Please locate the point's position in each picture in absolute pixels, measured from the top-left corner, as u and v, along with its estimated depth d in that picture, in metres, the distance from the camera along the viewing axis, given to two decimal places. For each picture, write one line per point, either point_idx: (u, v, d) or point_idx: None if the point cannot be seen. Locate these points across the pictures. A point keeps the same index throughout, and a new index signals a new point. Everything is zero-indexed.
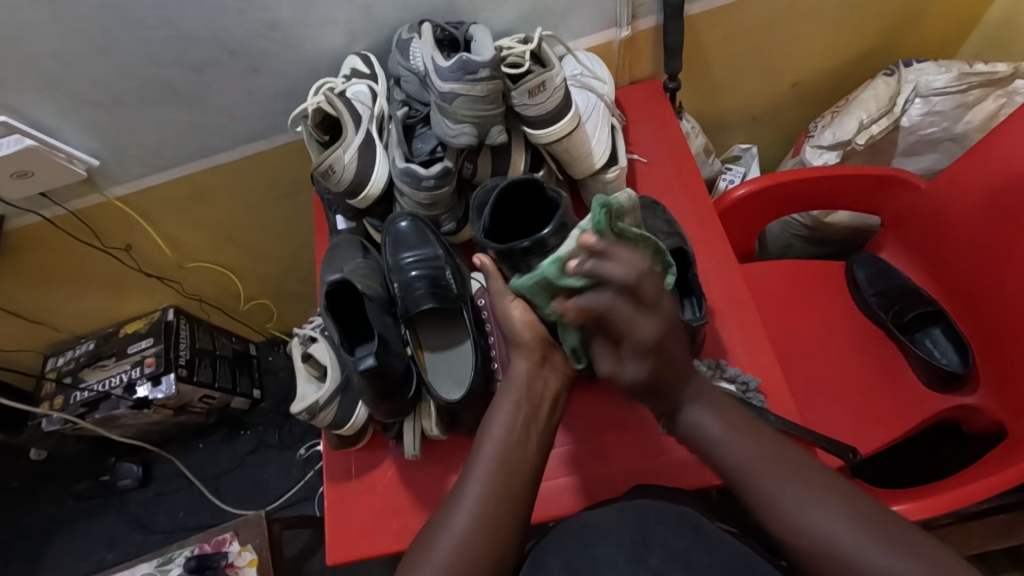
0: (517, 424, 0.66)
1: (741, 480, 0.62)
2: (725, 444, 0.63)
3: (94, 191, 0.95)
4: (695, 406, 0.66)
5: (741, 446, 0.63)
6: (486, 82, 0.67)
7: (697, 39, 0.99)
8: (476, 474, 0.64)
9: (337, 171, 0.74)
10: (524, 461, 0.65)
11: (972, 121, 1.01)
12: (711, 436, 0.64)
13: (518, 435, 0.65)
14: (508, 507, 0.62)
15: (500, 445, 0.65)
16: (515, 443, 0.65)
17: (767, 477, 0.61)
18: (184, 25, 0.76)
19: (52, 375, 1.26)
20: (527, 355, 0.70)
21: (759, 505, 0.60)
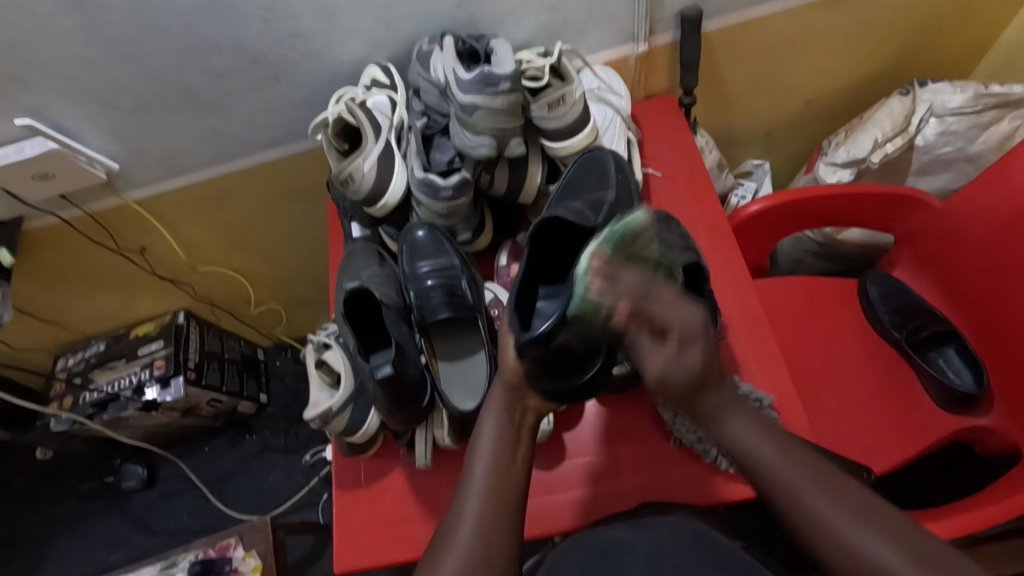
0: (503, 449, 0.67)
1: (777, 493, 0.64)
2: (766, 458, 0.65)
3: (112, 193, 0.96)
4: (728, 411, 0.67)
5: (777, 463, 0.65)
6: (507, 95, 0.68)
7: (713, 56, 1.00)
8: (469, 503, 0.65)
9: (356, 179, 0.75)
10: (512, 487, 0.66)
11: (987, 142, 1.02)
12: (749, 453, 0.66)
13: (504, 460, 0.67)
14: (504, 528, 0.64)
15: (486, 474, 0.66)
16: (500, 466, 0.66)
17: (806, 489, 0.63)
18: (207, 33, 0.77)
19: (62, 375, 1.27)
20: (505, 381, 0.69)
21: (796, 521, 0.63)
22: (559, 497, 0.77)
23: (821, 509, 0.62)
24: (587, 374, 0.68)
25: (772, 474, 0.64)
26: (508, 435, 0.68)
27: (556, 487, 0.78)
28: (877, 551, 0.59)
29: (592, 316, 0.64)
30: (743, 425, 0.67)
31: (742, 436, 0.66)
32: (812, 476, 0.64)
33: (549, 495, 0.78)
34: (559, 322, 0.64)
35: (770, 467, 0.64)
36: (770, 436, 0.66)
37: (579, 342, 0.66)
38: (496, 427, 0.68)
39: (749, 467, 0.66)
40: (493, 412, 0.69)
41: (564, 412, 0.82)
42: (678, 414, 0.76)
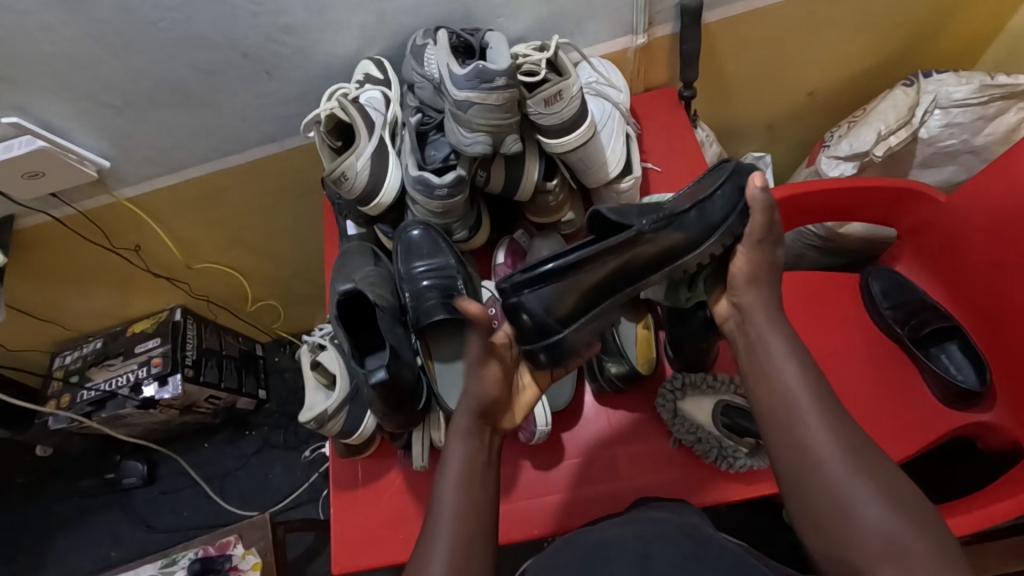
0: (472, 475, 0.62)
1: (778, 408, 0.61)
2: (784, 373, 0.61)
3: (105, 192, 0.95)
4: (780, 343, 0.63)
5: (798, 381, 0.61)
6: (502, 91, 0.66)
7: (714, 47, 0.98)
8: (439, 525, 0.59)
9: (349, 178, 0.73)
10: (484, 497, 0.61)
11: (992, 134, 1.00)
12: (770, 363, 0.62)
13: (473, 483, 0.61)
14: (473, 540, 0.58)
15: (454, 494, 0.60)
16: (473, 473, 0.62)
17: (813, 413, 0.59)
18: (196, 29, 0.75)
19: (59, 373, 1.26)
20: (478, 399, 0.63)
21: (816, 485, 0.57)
22: (557, 498, 0.77)
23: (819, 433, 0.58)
24: (564, 332, 0.62)
25: (785, 386, 0.61)
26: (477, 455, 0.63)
27: (554, 487, 0.77)
28: (859, 496, 0.55)
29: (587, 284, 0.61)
30: (777, 340, 0.63)
31: (771, 352, 0.63)
32: (827, 402, 0.60)
33: (548, 496, 0.77)
34: (543, 283, 0.60)
35: (784, 383, 0.61)
36: (795, 356, 0.62)
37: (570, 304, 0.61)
38: (467, 438, 0.63)
39: (775, 395, 0.61)
40: (463, 423, 0.64)
41: (563, 413, 0.81)
42: (678, 414, 0.76)
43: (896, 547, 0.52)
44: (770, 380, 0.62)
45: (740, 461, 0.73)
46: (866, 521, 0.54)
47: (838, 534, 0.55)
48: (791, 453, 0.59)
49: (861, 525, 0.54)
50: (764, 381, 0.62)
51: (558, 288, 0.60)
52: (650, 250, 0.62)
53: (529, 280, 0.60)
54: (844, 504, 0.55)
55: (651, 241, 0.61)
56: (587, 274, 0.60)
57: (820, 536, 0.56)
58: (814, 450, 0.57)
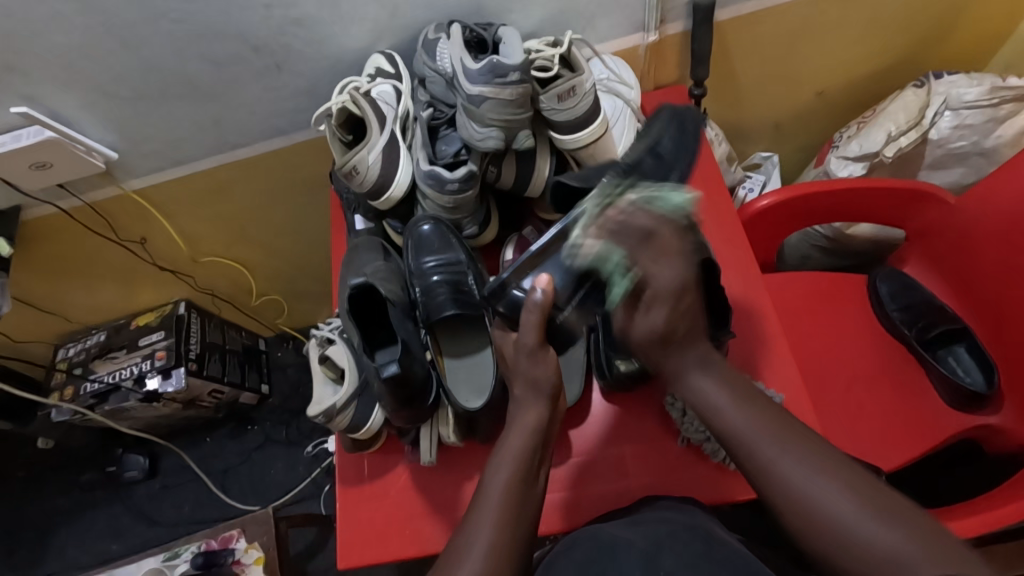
0: (526, 468, 0.63)
1: (740, 450, 0.61)
2: (731, 415, 0.62)
3: (112, 183, 0.95)
4: (701, 373, 0.64)
5: (747, 421, 0.61)
6: (516, 86, 0.66)
7: (724, 45, 0.97)
8: (484, 516, 0.59)
9: (360, 172, 0.73)
10: (527, 506, 0.61)
11: (1002, 136, 0.99)
12: (712, 411, 0.63)
13: (526, 476, 0.62)
14: (519, 529, 0.59)
15: (506, 483, 0.61)
16: (520, 482, 0.61)
17: (771, 449, 0.59)
18: (207, 20, 0.75)
19: (62, 365, 1.26)
20: (537, 382, 0.65)
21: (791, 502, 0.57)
22: (562, 495, 0.76)
23: (788, 467, 0.57)
24: (561, 315, 0.67)
25: (737, 432, 0.61)
26: (526, 469, 0.63)
27: (559, 485, 0.77)
28: (846, 515, 0.54)
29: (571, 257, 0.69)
30: (711, 384, 0.64)
31: (712, 398, 0.63)
32: (780, 433, 0.60)
33: (554, 494, 0.77)
34: (529, 268, 0.67)
35: (737, 427, 0.61)
36: (736, 395, 0.63)
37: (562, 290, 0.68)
38: (524, 441, 0.64)
39: (730, 433, 0.61)
40: (530, 406, 0.66)
41: (571, 410, 0.81)
42: (687, 413, 0.75)
43: (896, 557, 0.52)
44: (722, 426, 0.62)
45: None
46: (859, 539, 0.53)
47: (842, 559, 0.54)
48: (768, 494, 0.58)
49: (855, 536, 0.54)
50: (718, 428, 0.62)
51: (549, 268, 0.68)
52: None
53: (515, 272, 0.67)
54: (835, 530, 0.54)
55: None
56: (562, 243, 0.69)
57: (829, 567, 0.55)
58: (790, 488, 0.57)
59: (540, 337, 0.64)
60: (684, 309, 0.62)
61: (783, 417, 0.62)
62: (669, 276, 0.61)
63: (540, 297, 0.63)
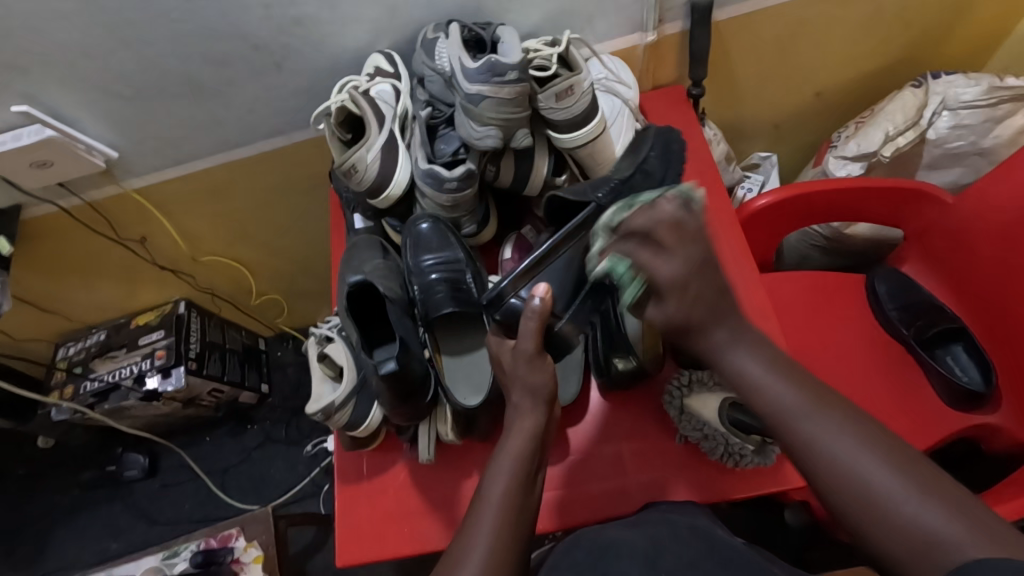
0: (525, 471, 0.63)
1: (780, 428, 0.57)
2: (771, 389, 0.58)
3: (112, 182, 0.95)
4: (737, 346, 0.60)
5: (781, 395, 0.57)
6: (514, 85, 0.67)
7: (723, 45, 0.97)
8: (484, 521, 0.59)
9: (359, 170, 0.74)
10: (526, 510, 0.61)
11: (1000, 136, 0.99)
12: (750, 385, 0.59)
13: (526, 478, 0.62)
14: (519, 529, 0.60)
15: (505, 488, 0.61)
16: (518, 486, 0.61)
17: (814, 423, 0.55)
18: (207, 20, 0.75)
19: (62, 364, 1.26)
20: (535, 390, 0.66)
21: (830, 481, 0.53)
22: (559, 494, 0.77)
23: (833, 443, 0.53)
24: (559, 324, 0.69)
25: (779, 408, 0.57)
26: (525, 472, 0.63)
27: (557, 483, 0.77)
28: (896, 495, 0.50)
29: (567, 267, 0.70)
30: (748, 359, 0.60)
31: (748, 372, 0.59)
32: (825, 408, 0.56)
33: (552, 493, 0.77)
34: (525, 280, 0.68)
35: (774, 399, 0.57)
36: (776, 369, 0.59)
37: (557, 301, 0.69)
38: (522, 444, 0.64)
39: (767, 406, 0.58)
40: (527, 412, 0.66)
41: (569, 409, 0.81)
42: (684, 411, 0.75)
43: (945, 545, 0.47)
44: (762, 403, 0.58)
45: (747, 458, 0.73)
46: (907, 522, 0.49)
47: (886, 544, 0.50)
48: (812, 473, 0.54)
49: (897, 521, 0.49)
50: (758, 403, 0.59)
51: (545, 278, 0.69)
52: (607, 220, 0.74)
53: (513, 282, 0.68)
54: (885, 512, 0.50)
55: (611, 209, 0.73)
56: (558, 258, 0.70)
57: (877, 553, 0.51)
58: (833, 463, 0.53)
59: (539, 344, 0.65)
60: (693, 298, 0.60)
61: (829, 393, 0.57)
62: (671, 268, 0.59)
63: (538, 304, 0.64)
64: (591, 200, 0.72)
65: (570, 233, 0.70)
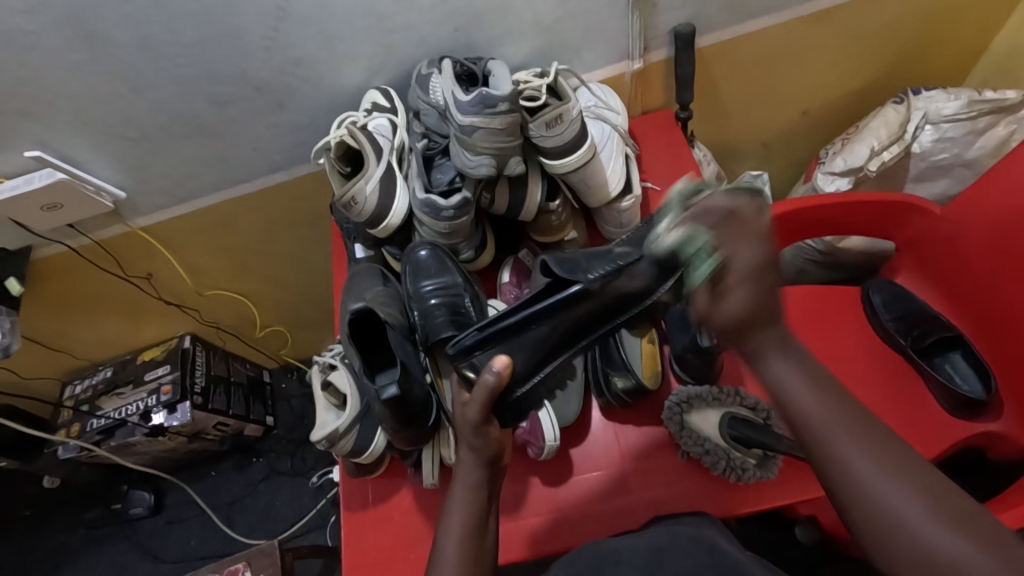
0: (477, 519, 0.61)
1: (813, 442, 0.51)
2: (801, 403, 0.50)
3: (119, 221, 0.98)
4: (778, 357, 0.50)
5: (819, 407, 0.50)
6: (505, 115, 0.69)
7: (707, 69, 1.01)
8: (443, 571, 0.58)
9: (359, 202, 0.76)
10: (482, 563, 0.60)
11: (983, 147, 1.02)
12: (786, 396, 0.51)
13: (477, 523, 0.61)
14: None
15: (459, 540, 0.60)
16: (472, 533, 0.60)
17: (849, 446, 0.50)
18: (210, 64, 0.79)
19: (69, 403, 1.27)
20: (478, 450, 0.62)
21: (856, 507, 0.49)
22: (566, 514, 0.77)
23: (861, 473, 0.49)
24: (521, 389, 0.64)
25: (810, 424, 0.51)
26: (475, 522, 0.61)
27: (564, 504, 0.77)
28: (920, 520, 0.47)
29: (536, 341, 0.64)
30: (789, 365, 0.50)
31: (786, 383, 0.50)
32: (859, 427, 0.50)
33: (559, 513, 0.77)
34: (493, 348, 0.64)
35: (810, 415, 0.50)
36: (814, 383, 0.51)
37: (524, 366, 0.64)
38: (472, 484, 0.62)
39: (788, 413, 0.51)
40: (469, 471, 0.63)
41: (569, 429, 0.81)
42: (684, 427, 0.76)
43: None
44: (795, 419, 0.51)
45: (749, 472, 0.73)
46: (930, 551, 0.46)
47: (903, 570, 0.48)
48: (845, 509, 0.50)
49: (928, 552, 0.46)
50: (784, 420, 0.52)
51: (507, 348, 0.63)
52: (595, 299, 0.65)
53: (480, 341, 0.63)
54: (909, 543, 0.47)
55: (601, 292, 0.65)
56: (535, 331, 0.64)
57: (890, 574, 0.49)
58: (855, 487, 0.49)
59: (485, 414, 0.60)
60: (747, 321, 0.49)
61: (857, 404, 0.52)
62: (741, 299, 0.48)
63: (491, 379, 0.58)
64: (579, 279, 0.64)
65: (551, 308, 0.63)
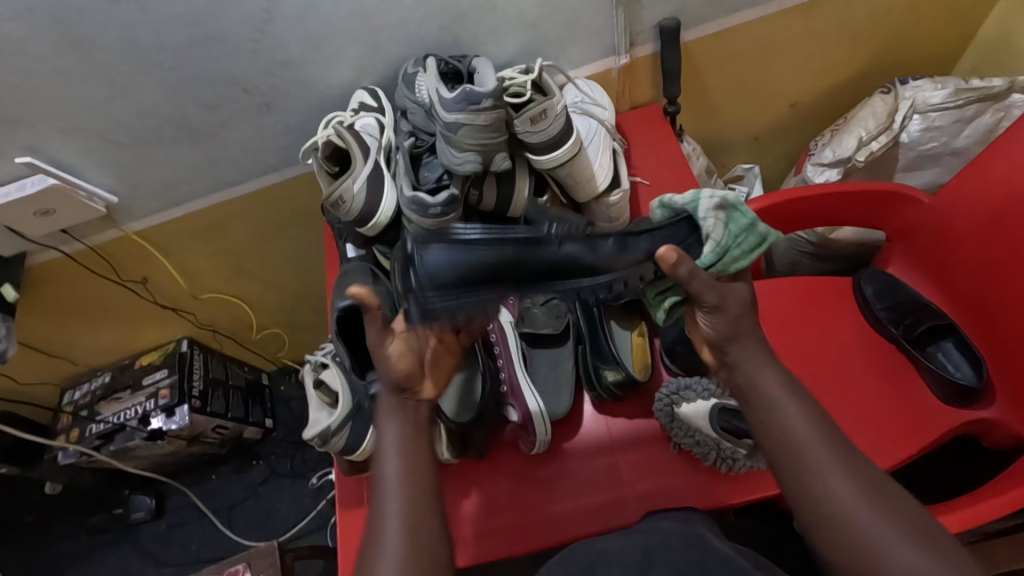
0: (409, 438, 0.62)
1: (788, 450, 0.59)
2: (788, 415, 0.60)
3: (113, 226, 0.98)
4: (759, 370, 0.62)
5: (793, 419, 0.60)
6: (489, 112, 0.69)
7: (694, 63, 1.01)
8: (389, 495, 0.60)
9: (346, 201, 0.77)
10: (426, 486, 0.61)
11: (971, 136, 1.03)
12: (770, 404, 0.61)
13: (410, 447, 0.62)
14: (429, 512, 0.60)
15: (400, 461, 0.61)
16: (408, 457, 0.61)
17: (821, 452, 0.58)
18: (198, 67, 0.79)
19: (69, 408, 1.28)
20: (391, 367, 0.62)
21: (817, 503, 0.57)
22: (560, 507, 0.77)
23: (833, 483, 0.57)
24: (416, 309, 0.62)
25: (791, 431, 0.59)
26: (410, 438, 0.62)
27: (558, 497, 0.78)
28: (877, 531, 0.54)
29: (466, 265, 0.60)
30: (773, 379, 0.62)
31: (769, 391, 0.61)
32: (832, 440, 0.59)
33: (550, 506, 0.77)
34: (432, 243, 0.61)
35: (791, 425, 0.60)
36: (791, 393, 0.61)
37: (449, 279, 0.60)
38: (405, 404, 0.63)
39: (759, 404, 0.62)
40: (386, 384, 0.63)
41: (562, 423, 0.82)
42: (675, 419, 0.76)
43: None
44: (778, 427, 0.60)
45: (739, 463, 0.74)
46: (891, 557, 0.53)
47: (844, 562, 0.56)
48: (815, 515, 0.57)
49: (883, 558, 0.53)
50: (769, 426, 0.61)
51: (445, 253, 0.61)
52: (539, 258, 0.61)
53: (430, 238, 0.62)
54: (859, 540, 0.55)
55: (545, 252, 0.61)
56: (478, 252, 0.60)
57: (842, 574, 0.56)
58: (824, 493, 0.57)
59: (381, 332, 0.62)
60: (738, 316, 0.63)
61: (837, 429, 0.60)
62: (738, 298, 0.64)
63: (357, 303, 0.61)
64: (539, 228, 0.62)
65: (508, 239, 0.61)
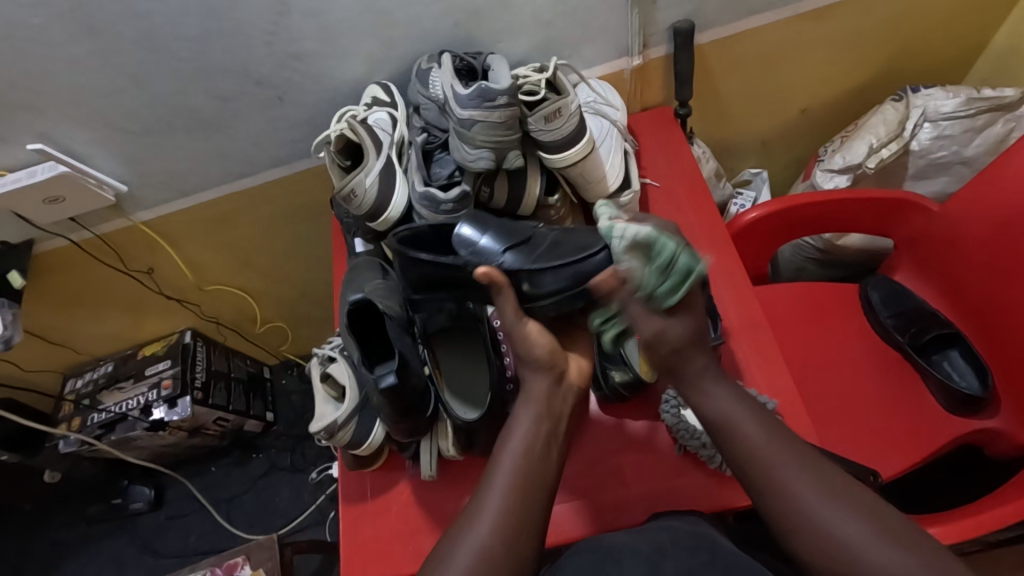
0: (537, 436, 0.65)
1: (755, 466, 0.62)
2: (749, 430, 0.63)
3: (121, 215, 0.98)
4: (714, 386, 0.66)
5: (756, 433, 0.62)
6: (504, 109, 0.70)
7: (706, 66, 1.01)
8: (496, 484, 0.62)
9: (358, 195, 0.77)
10: (545, 472, 0.64)
11: (981, 145, 1.03)
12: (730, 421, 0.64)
13: (538, 442, 0.65)
14: (528, 506, 0.61)
15: (517, 454, 0.63)
16: (529, 454, 0.64)
17: (785, 466, 0.60)
18: (212, 58, 0.79)
19: (71, 397, 1.28)
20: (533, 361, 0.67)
21: (787, 511, 0.59)
22: (566, 505, 0.77)
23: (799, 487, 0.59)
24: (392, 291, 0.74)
25: (750, 448, 0.62)
26: (538, 431, 0.65)
27: (565, 495, 0.77)
28: (848, 532, 0.56)
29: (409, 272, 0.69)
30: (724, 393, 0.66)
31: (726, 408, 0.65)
32: (791, 449, 0.61)
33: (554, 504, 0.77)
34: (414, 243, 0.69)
35: (752, 440, 0.62)
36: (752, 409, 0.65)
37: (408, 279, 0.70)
38: (533, 408, 0.66)
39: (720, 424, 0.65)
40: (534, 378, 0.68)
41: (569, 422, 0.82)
42: (681, 420, 0.76)
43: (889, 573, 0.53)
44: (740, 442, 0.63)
45: None
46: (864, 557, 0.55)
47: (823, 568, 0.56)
48: (790, 527, 0.59)
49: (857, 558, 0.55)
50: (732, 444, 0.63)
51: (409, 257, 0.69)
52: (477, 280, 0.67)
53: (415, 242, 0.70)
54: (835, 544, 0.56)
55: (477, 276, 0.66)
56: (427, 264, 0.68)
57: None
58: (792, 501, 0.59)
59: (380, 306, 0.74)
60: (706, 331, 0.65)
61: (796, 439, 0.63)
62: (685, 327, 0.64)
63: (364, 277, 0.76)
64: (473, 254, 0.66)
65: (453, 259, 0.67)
